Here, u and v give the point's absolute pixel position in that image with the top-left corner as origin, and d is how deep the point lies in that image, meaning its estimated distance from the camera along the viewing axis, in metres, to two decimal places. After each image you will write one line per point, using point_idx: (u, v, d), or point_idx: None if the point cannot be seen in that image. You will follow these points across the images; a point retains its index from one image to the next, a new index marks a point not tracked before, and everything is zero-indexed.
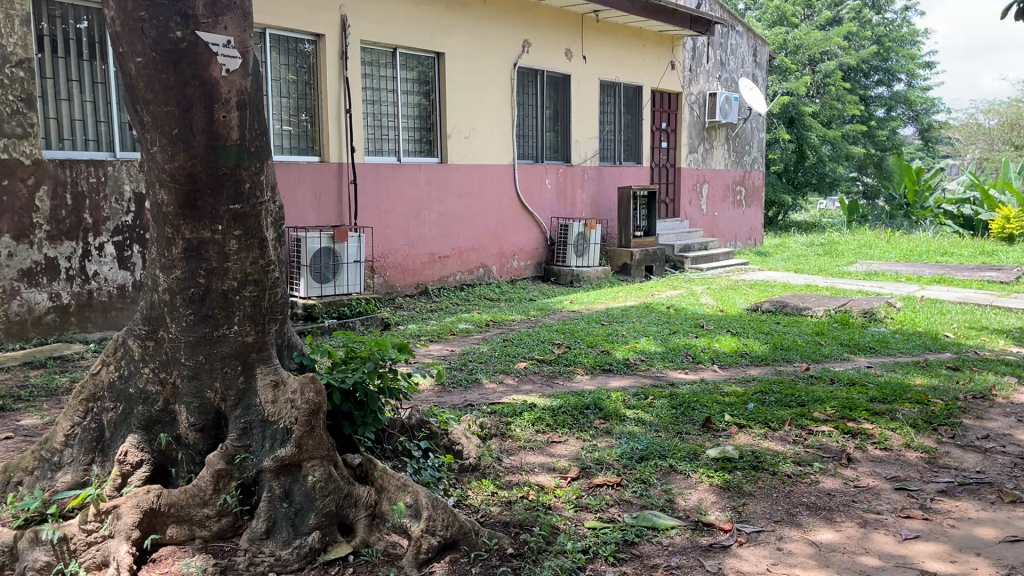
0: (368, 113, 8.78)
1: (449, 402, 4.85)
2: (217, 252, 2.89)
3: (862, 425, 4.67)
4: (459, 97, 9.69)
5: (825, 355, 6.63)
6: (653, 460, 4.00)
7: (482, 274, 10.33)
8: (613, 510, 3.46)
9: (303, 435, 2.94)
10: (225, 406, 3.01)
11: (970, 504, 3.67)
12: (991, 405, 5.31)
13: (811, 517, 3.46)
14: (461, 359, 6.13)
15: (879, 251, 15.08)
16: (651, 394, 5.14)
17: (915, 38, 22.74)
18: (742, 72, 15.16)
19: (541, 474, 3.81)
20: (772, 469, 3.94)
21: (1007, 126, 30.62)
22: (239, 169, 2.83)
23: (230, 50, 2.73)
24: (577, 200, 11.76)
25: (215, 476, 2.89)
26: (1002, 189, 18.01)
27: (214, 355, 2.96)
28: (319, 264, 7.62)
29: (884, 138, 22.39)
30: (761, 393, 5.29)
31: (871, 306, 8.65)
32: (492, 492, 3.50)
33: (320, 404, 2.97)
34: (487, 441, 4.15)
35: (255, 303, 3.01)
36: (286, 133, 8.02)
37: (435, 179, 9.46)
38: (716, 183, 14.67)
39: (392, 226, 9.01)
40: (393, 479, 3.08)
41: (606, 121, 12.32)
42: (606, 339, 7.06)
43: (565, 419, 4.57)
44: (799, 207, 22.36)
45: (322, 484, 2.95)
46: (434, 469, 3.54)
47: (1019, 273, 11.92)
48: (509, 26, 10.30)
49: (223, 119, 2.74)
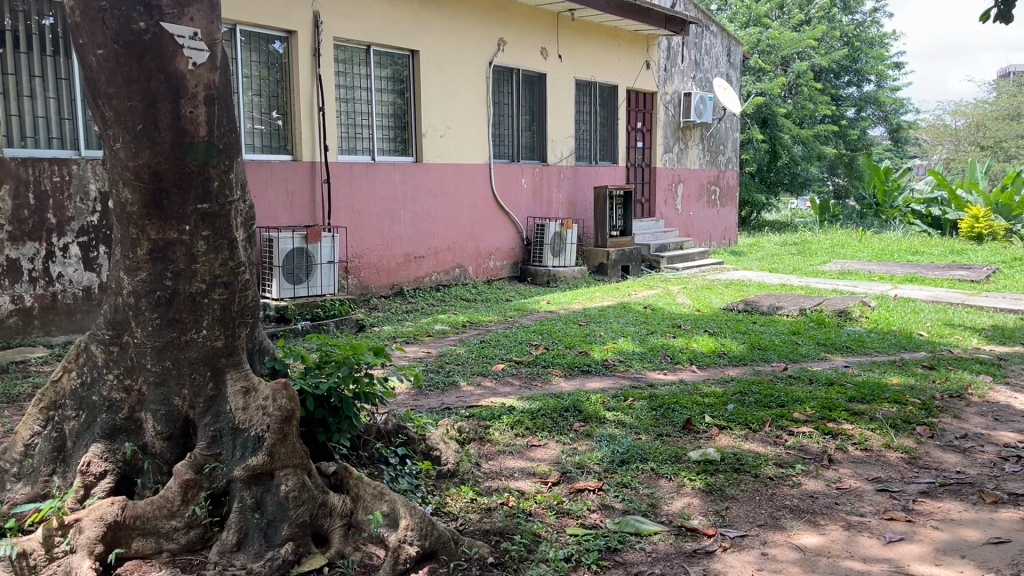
0: (342, 111, 8.65)
1: (426, 406, 4.77)
2: (184, 252, 2.78)
3: (842, 425, 4.65)
4: (434, 96, 9.58)
5: (802, 355, 6.61)
6: (634, 463, 3.94)
7: (458, 275, 10.22)
8: (595, 515, 3.39)
9: (276, 443, 2.83)
10: (194, 414, 2.89)
11: (952, 505, 3.65)
12: (968, 404, 5.32)
13: (795, 520, 3.42)
14: (438, 361, 6.04)
15: (851, 251, 15.17)
16: (631, 396, 5.09)
17: (884, 40, 22.96)
18: (716, 72, 15.20)
19: (521, 479, 3.73)
20: (754, 471, 3.89)
21: (972, 126, 31.04)
22: (206, 166, 2.72)
23: (197, 43, 2.61)
24: (553, 200, 11.69)
25: (183, 486, 2.78)
26: (969, 189, 18.23)
27: (182, 360, 2.85)
28: (291, 264, 7.48)
29: (854, 139, 22.61)
30: (740, 393, 5.25)
31: (845, 305, 8.67)
32: (472, 499, 3.41)
33: (293, 411, 2.86)
34: (465, 446, 4.06)
35: (225, 307, 2.89)
36: (258, 132, 7.87)
37: (410, 179, 9.33)
38: (691, 183, 14.69)
39: (366, 226, 8.88)
40: (370, 486, 2.99)
41: (582, 120, 12.27)
42: (583, 339, 7.01)
43: (544, 422, 4.50)
44: (772, 206, 22.51)
45: (295, 493, 2.83)
46: (411, 476, 3.44)
47: (989, 272, 12.02)
48: (485, 24, 10.21)
49: (191, 114, 2.63)
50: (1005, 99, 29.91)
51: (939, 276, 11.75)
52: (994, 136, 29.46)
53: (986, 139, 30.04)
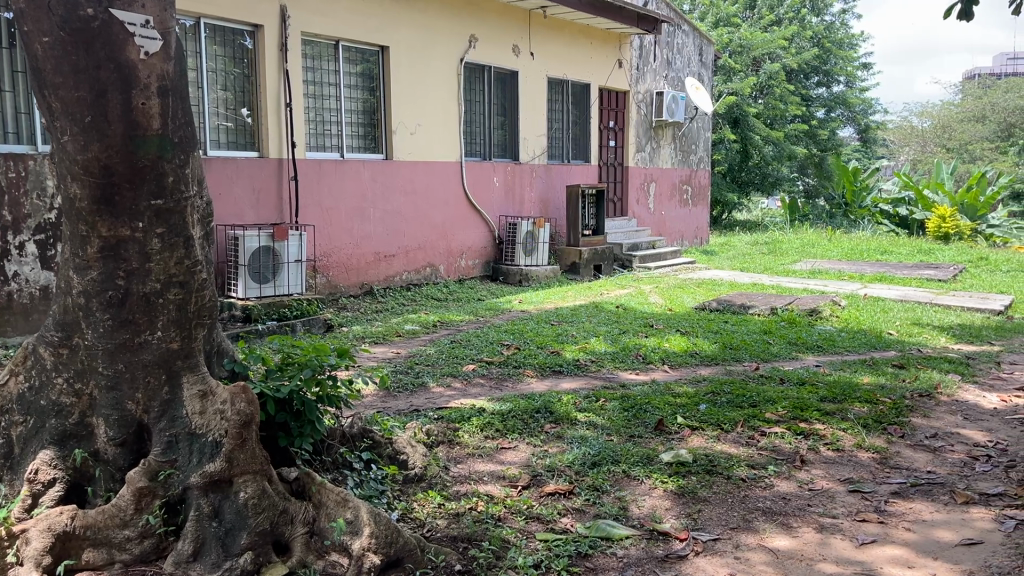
0: (310, 107, 8.50)
1: (394, 408, 4.67)
2: (137, 252, 2.66)
3: (814, 425, 4.62)
4: (405, 92, 9.46)
5: (774, 355, 6.59)
6: (606, 465, 3.88)
7: (430, 274, 10.11)
8: (566, 520, 3.32)
9: (234, 449, 2.72)
10: (148, 418, 2.77)
11: (924, 506, 3.63)
12: (938, 403, 5.32)
13: (767, 523, 3.37)
14: (408, 362, 5.93)
15: (822, 251, 15.25)
16: (603, 397, 5.03)
17: (853, 41, 23.18)
18: (688, 71, 15.22)
19: (490, 483, 3.65)
20: (726, 473, 3.85)
21: (939, 128, 31.53)
22: (160, 161, 2.60)
23: (150, 31, 2.51)
24: (526, 199, 11.61)
25: (137, 495, 2.66)
26: (936, 189, 18.46)
27: (135, 363, 2.73)
28: (257, 263, 7.36)
29: (823, 139, 22.82)
30: (712, 393, 5.22)
31: (816, 305, 8.67)
32: (439, 504, 3.32)
33: (252, 415, 2.75)
34: (433, 449, 3.97)
35: (181, 307, 2.78)
36: (224, 128, 7.70)
37: (380, 176, 9.21)
38: (663, 182, 14.71)
39: (335, 224, 8.75)
40: (332, 493, 2.90)
41: (554, 119, 12.21)
42: (555, 339, 6.95)
43: (515, 424, 4.43)
44: (743, 206, 22.63)
45: (255, 500, 2.73)
46: (377, 481, 3.32)
47: (955, 271, 12.14)
48: (456, 21, 10.11)
49: (143, 106, 2.51)
50: (970, 102, 30.40)
51: (908, 275, 11.83)
52: (961, 138, 29.88)
53: (952, 141, 30.43)
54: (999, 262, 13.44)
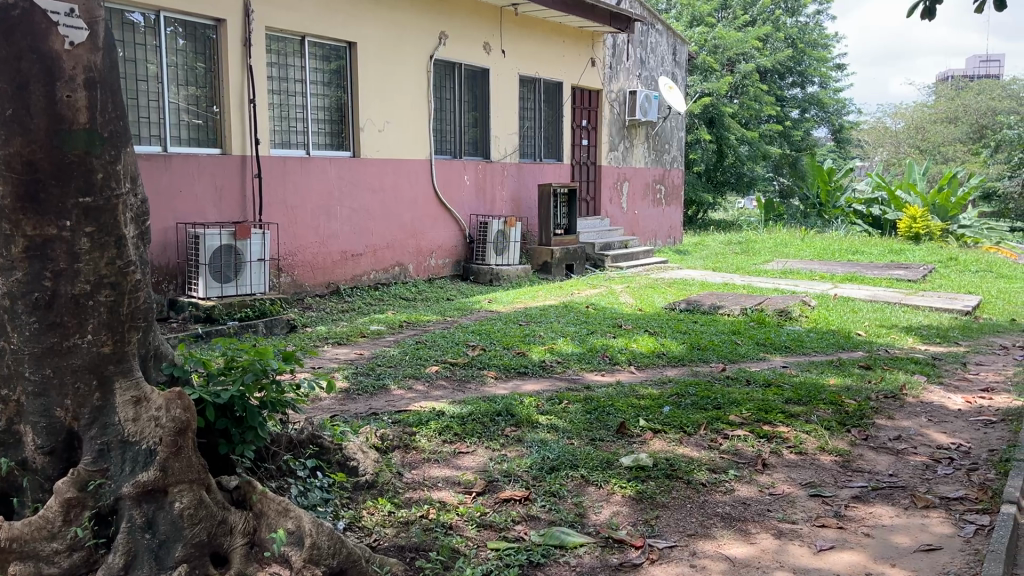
0: (275, 103, 8.36)
1: (351, 411, 4.57)
2: (65, 251, 2.52)
3: (777, 428, 4.57)
4: (373, 88, 9.34)
5: (741, 355, 6.56)
6: (564, 470, 3.80)
7: (398, 273, 9.99)
8: (519, 528, 3.23)
9: (169, 457, 2.60)
10: (78, 426, 2.63)
11: (884, 510, 3.58)
12: (902, 405, 5.31)
13: (725, 529, 3.31)
14: (370, 363, 5.82)
15: (794, 251, 15.27)
16: (566, 399, 4.95)
17: (827, 41, 23.30)
18: (661, 70, 15.20)
19: (444, 489, 3.56)
20: (686, 477, 3.78)
21: (912, 129, 31.84)
22: (89, 156, 2.49)
23: (74, 20, 2.42)
24: (497, 198, 11.52)
25: (65, 506, 2.54)
26: (907, 189, 18.61)
27: (64, 368, 2.59)
28: (218, 262, 7.23)
29: (797, 139, 22.93)
30: (676, 396, 5.15)
31: (786, 305, 8.65)
32: (389, 512, 3.23)
33: (188, 422, 2.64)
34: (387, 454, 3.86)
35: (112, 309, 2.64)
36: (185, 124, 7.53)
37: (347, 174, 9.07)
38: (636, 182, 14.69)
39: (300, 222, 8.61)
40: (274, 502, 2.78)
41: (526, 117, 12.13)
42: (523, 339, 6.86)
43: (474, 427, 4.34)
44: (718, 206, 22.67)
45: (191, 510, 2.61)
46: (323, 489, 3.21)
47: (925, 272, 12.19)
48: (426, 18, 10.00)
49: (68, 98, 2.43)
50: (943, 103, 30.77)
51: (878, 275, 11.87)
52: (933, 139, 30.18)
53: (926, 143, 30.70)
54: (968, 263, 13.56)
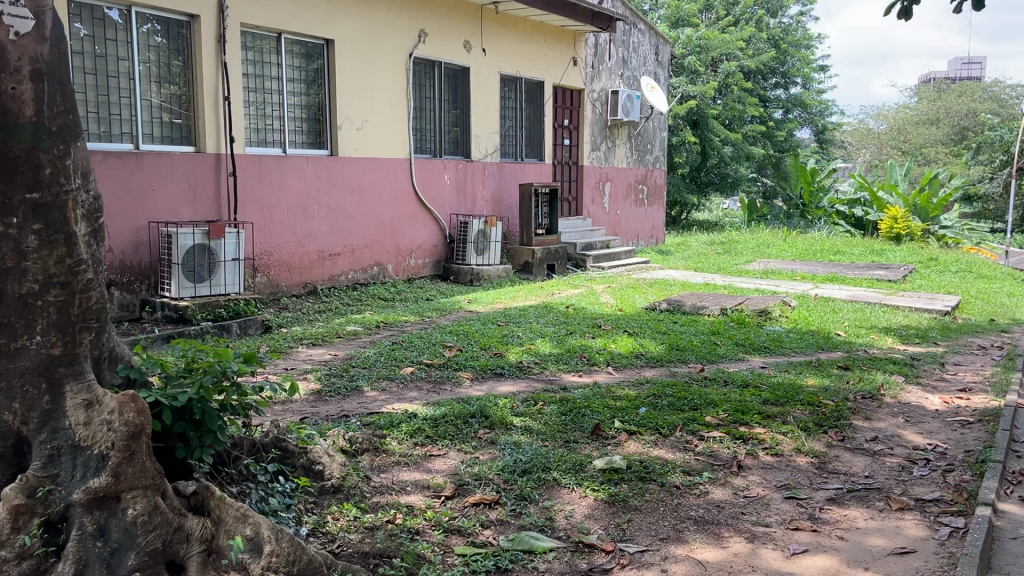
0: (250, 100, 8.24)
1: (322, 414, 4.48)
2: (11, 249, 2.44)
3: (753, 429, 4.52)
4: (350, 87, 9.25)
5: (720, 355, 6.53)
6: (536, 473, 3.73)
7: (377, 273, 9.90)
8: (487, 532, 3.17)
9: (121, 463, 2.52)
10: (27, 430, 2.54)
11: (859, 513, 3.54)
12: (880, 405, 5.29)
13: (697, 533, 3.26)
14: (344, 364, 5.73)
15: (776, 251, 15.27)
16: (541, 400, 4.89)
17: (810, 42, 23.36)
18: (644, 70, 15.17)
19: (412, 493, 3.49)
20: (660, 480, 3.73)
21: (894, 130, 32.01)
22: (36, 151, 2.43)
23: (20, 10, 2.38)
24: (478, 197, 11.44)
25: (13, 514, 2.44)
26: (889, 190, 18.68)
27: (11, 371, 2.50)
28: (191, 262, 7.13)
29: (781, 140, 22.96)
30: (653, 396, 5.10)
31: (766, 305, 8.63)
32: (355, 517, 3.16)
33: (141, 426, 2.55)
34: (355, 458, 3.78)
35: (62, 310, 2.55)
36: (158, 121, 7.41)
37: (324, 173, 8.98)
38: (619, 182, 14.66)
39: (276, 221, 8.51)
40: (232, 508, 2.69)
41: (507, 116, 12.06)
42: (501, 340, 6.79)
43: (446, 429, 4.27)
44: (702, 206, 22.67)
45: (145, 518, 2.51)
46: (285, 495, 3.12)
47: (905, 272, 12.21)
48: (405, 15, 9.92)
49: (13, 91, 2.38)
50: (925, 104, 30.97)
51: (859, 275, 11.87)
52: (915, 142, 30.33)
53: (907, 144, 30.85)
54: (947, 263, 13.60)
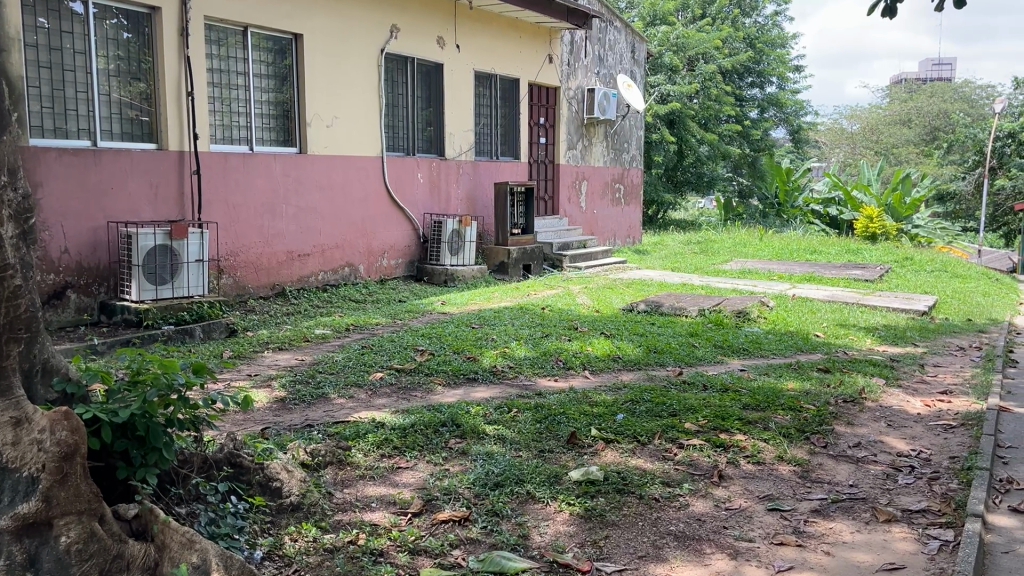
0: (215, 96, 7.98)
1: (285, 423, 4.28)
2: None
3: (734, 436, 4.36)
4: (319, 83, 9.01)
5: (699, 358, 6.40)
6: (509, 486, 3.54)
7: (348, 274, 9.67)
8: (456, 553, 2.98)
9: (52, 486, 2.28)
10: None
11: (844, 525, 3.40)
12: (861, 409, 5.17)
13: (678, 550, 3.09)
14: (310, 370, 5.51)
15: (753, 250, 15.18)
16: (515, 407, 4.70)
17: (785, 42, 23.39)
18: (620, 68, 15.04)
19: (376, 511, 3.29)
20: (638, 492, 3.56)
21: (867, 130, 32.15)
22: None
23: None
24: (451, 196, 11.23)
25: None
26: (863, 190, 18.71)
27: None
28: (153, 263, 6.87)
29: (757, 139, 22.95)
30: (631, 402, 4.94)
31: (744, 305, 8.52)
32: (314, 538, 2.97)
33: (76, 446, 2.32)
34: (317, 473, 3.58)
35: None
36: (117, 116, 7.12)
37: (293, 171, 8.74)
38: (595, 181, 14.50)
39: (243, 221, 8.26)
40: (178, 532, 2.49)
41: (481, 114, 11.86)
42: (474, 343, 6.59)
43: (415, 439, 4.07)
44: (678, 206, 22.59)
45: (80, 545, 2.29)
46: (238, 516, 2.91)
47: (881, 271, 12.16)
48: (376, 10, 9.70)
49: None
50: (897, 105, 31.17)
51: (835, 275, 11.80)
52: (887, 142, 30.51)
53: (879, 144, 31.05)
54: (923, 262, 13.58)
